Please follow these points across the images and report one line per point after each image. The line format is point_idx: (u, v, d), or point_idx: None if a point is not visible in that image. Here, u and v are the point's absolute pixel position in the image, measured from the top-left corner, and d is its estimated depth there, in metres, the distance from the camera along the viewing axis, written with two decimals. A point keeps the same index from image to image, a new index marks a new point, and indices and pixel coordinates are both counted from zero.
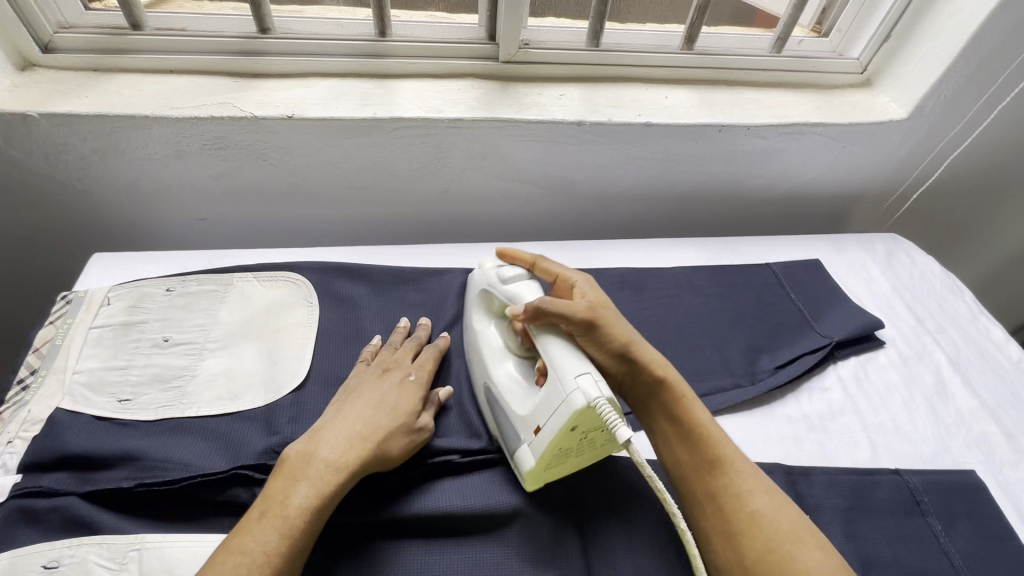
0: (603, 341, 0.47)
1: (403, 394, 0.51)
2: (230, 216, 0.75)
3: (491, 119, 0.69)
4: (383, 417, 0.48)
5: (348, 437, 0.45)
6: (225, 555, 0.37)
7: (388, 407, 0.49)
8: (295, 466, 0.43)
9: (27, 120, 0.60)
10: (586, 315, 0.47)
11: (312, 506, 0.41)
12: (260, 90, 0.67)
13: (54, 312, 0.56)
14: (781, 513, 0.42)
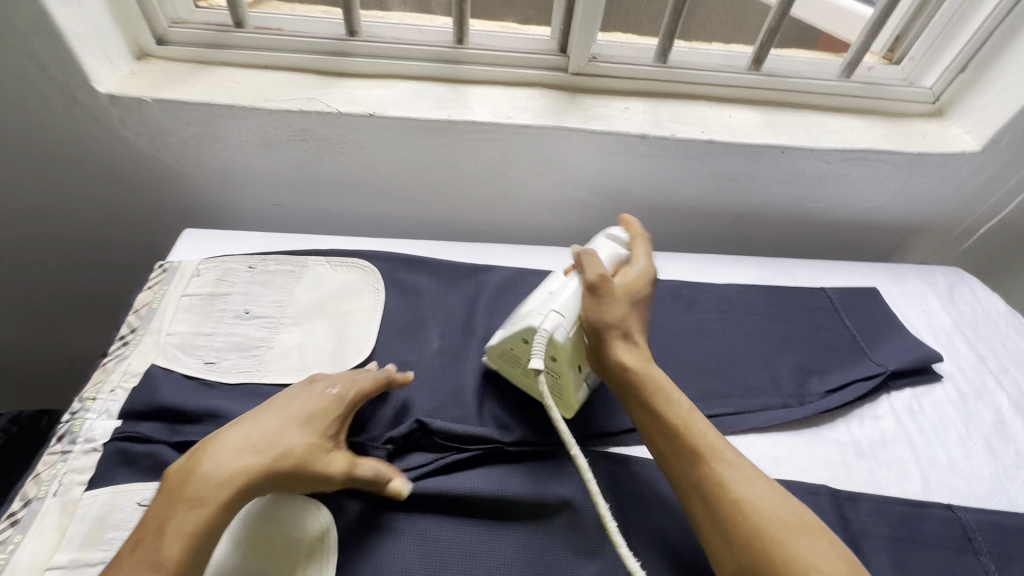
0: (602, 316, 0.51)
1: (318, 414, 0.48)
2: (305, 204, 0.80)
3: (557, 128, 0.72)
4: (285, 437, 0.45)
5: (243, 454, 0.44)
6: None
7: (296, 429, 0.46)
8: (175, 485, 0.42)
9: (141, 104, 0.66)
10: (597, 286, 0.52)
11: (187, 534, 0.40)
12: (345, 89, 0.72)
13: (152, 279, 0.61)
14: (766, 496, 0.43)
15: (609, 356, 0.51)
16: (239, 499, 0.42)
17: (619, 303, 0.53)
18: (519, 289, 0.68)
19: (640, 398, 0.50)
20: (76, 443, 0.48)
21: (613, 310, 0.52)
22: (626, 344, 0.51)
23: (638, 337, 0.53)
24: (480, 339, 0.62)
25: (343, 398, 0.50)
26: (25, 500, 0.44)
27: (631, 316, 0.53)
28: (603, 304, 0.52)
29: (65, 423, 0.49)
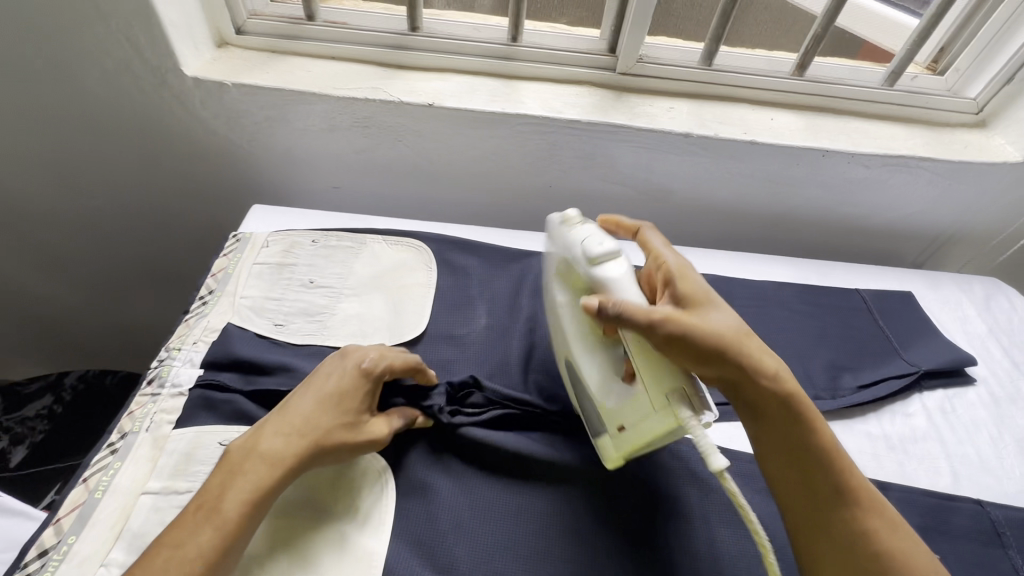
0: (717, 348, 0.44)
1: (355, 391, 0.50)
2: (360, 187, 0.85)
3: (605, 123, 0.75)
4: (324, 415, 0.47)
5: (289, 434, 0.46)
6: (159, 549, 0.39)
7: (334, 407, 0.48)
8: (233, 461, 0.44)
9: (222, 88, 0.72)
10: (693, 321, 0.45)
11: (245, 502, 0.42)
12: (405, 80, 0.77)
13: (227, 247, 0.67)
14: (905, 557, 0.42)
15: (759, 387, 0.45)
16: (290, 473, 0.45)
17: (718, 324, 0.46)
18: None
19: (779, 404, 0.45)
20: (164, 386, 0.53)
21: (721, 334, 0.45)
22: (749, 359, 0.45)
23: (751, 340, 0.47)
24: (525, 318, 0.66)
25: (374, 372, 0.51)
26: (122, 432, 0.50)
27: (734, 327, 0.46)
28: (712, 336, 0.44)
29: (154, 369, 0.55)
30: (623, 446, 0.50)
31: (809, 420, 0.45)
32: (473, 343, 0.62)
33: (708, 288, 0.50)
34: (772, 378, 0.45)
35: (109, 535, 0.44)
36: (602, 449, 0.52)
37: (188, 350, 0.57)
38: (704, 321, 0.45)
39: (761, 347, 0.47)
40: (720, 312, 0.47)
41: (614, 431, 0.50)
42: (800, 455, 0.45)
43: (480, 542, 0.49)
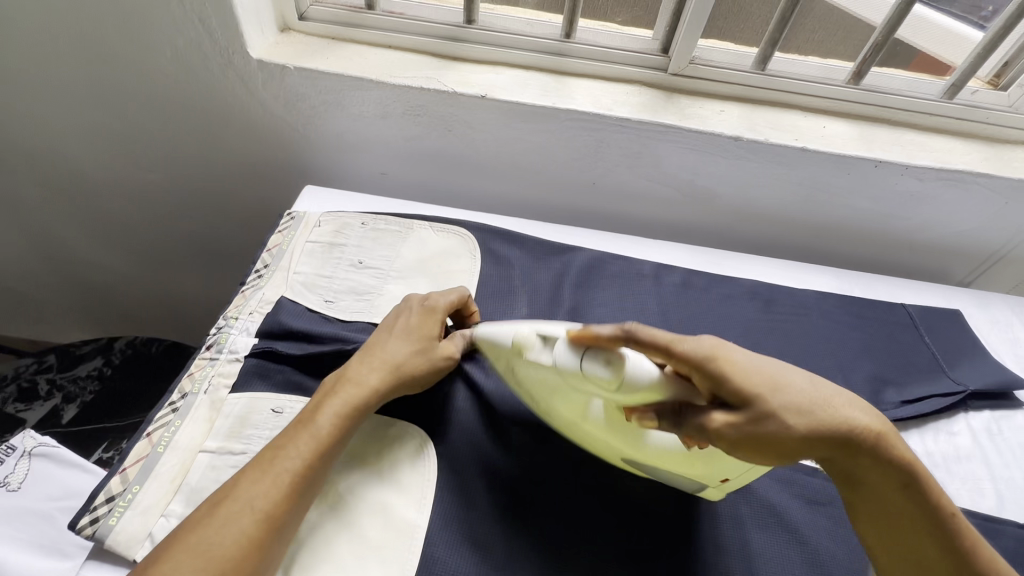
0: (798, 442, 0.41)
1: (424, 325, 0.55)
2: (406, 174, 0.87)
3: (655, 123, 0.75)
4: (399, 345, 0.53)
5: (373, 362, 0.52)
6: (269, 453, 0.45)
7: (408, 338, 0.53)
8: (328, 387, 0.50)
9: (283, 71, 0.74)
10: (758, 421, 0.41)
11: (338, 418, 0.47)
12: (459, 72, 0.78)
13: (281, 224, 0.69)
14: None
15: (874, 464, 0.42)
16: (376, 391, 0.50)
17: (788, 411, 0.41)
18: (604, 270, 0.72)
19: (878, 467, 0.42)
20: (221, 353, 0.56)
21: (795, 424, 0.41)
22: (836, 437, 0.41)
23: (830, 410, 0.42)
24: (566, 311, 0.67)
25: (437, 308, 0.56)
26: (182, 393, 0.53)
27: (808, 404, 0.42)
28: (785, 430, 0.41)
29: (213, 335, 0.58)
30: (728, 488, 0.51)
31: (913, 471, 0.42)
32: None
33: (762, 361, 0.43)
34: (867, 445, 0.41)
35: (169, 488, 0.48)
36: (704, 496, 0.53)
37: (245, 319, 0.59)
38: (772, 416, 0.41)
39: (844, 410, 0.42)
40: (785, 394, 0.42)
41: (715, 482, 0.50)
42: (901, 504, 0.43)
43: (516, 522, 0.50)
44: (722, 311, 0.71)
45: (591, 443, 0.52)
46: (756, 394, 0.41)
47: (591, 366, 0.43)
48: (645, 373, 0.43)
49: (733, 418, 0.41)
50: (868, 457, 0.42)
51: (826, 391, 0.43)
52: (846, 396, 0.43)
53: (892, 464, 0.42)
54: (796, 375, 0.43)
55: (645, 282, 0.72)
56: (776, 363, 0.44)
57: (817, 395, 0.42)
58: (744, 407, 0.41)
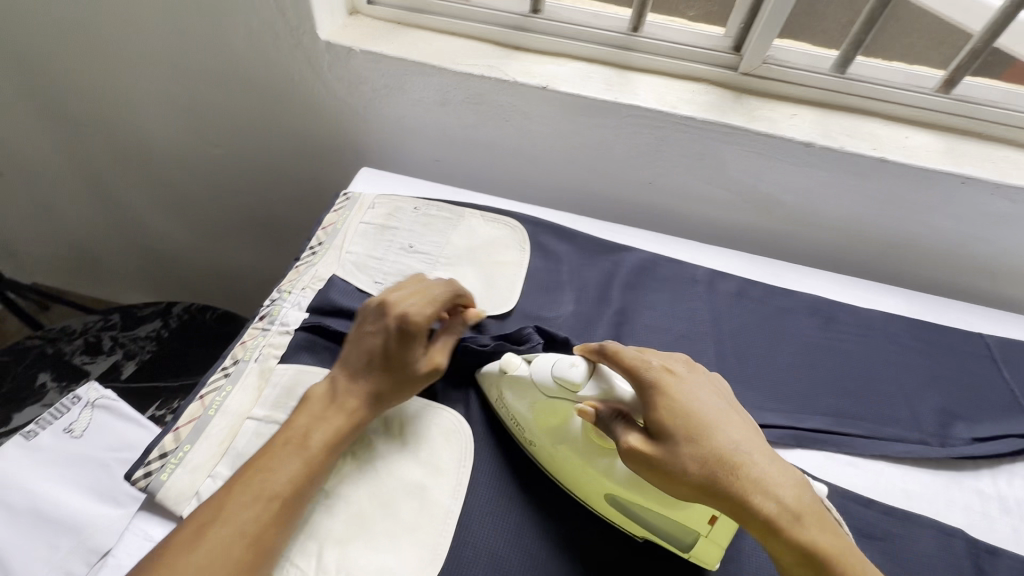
0: (696, 487, 0.41)
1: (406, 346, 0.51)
2: (460, 162, 0.87)
3: (721, 124, 0.72)
4: (390, 365, 0.51)
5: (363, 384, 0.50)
6: (252, 473, 0.44)
7: (398, 358, 0.51)
8: (316, 408, 0.49)
9: (350, 54, 0.75)
10: (662, 453, 0.42)
11: (327, 446, 0.47)
12: (521, 61, 0.77)
13: (337, 204, 0.71)
14: None
15: (776, 538, 0.40)
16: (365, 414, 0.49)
17: (693, 456, 0.42)
18: (654, 273, 0.70)
19: (773, 541, 0.41)
20: (273, 324, 0.58)
21: (694, 470, 0.42)
22: (734, 496, 0.41)
23: (738, 470, 0.41)
24: (613, 312, 0.65)
25: (420, 328, 0.51)
26: (234, 359, 0.55)
27: (715, 458, 0.42)
28: (686, 471, 0.42)
29: (266, 307, 0.60)
30: (719, 540, 0.45)
31: (816, 554, 0.40)
32: (561, 327, 0.62)
33: (697, 404, 0.45)
34: (765, 517, 0.40)
35: (217, 450, 0.49)
36: (698, 556, 0.47)
37: (297, 294, 0.61)
38: (676, 454, 0.42)
39: (753, 476, 0.41)
40: (698, 441, 0.42)
41: (703, 529, 0.45)
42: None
43: (549, 520, 0.49)
44: (778, 325, 0.67)
45: (572, 478, 0.50)
46: (672, 429, 0.43)
47: (559, 370, 0.47)
48: (609, 382, 0.47)
49: (644, 445, 0.43)
50: (763, 528, 0.41)
51: (746, 453, 0.42)
52: (770, 467, 0.42)
53: (790, 543, 0.40)
54: (726, 431, 0.44)
55: (697, 288, 0.69)
56: (712, 412, 0.45)
57: (732, 453, 0.42)
58: (661, 438, 0.43)
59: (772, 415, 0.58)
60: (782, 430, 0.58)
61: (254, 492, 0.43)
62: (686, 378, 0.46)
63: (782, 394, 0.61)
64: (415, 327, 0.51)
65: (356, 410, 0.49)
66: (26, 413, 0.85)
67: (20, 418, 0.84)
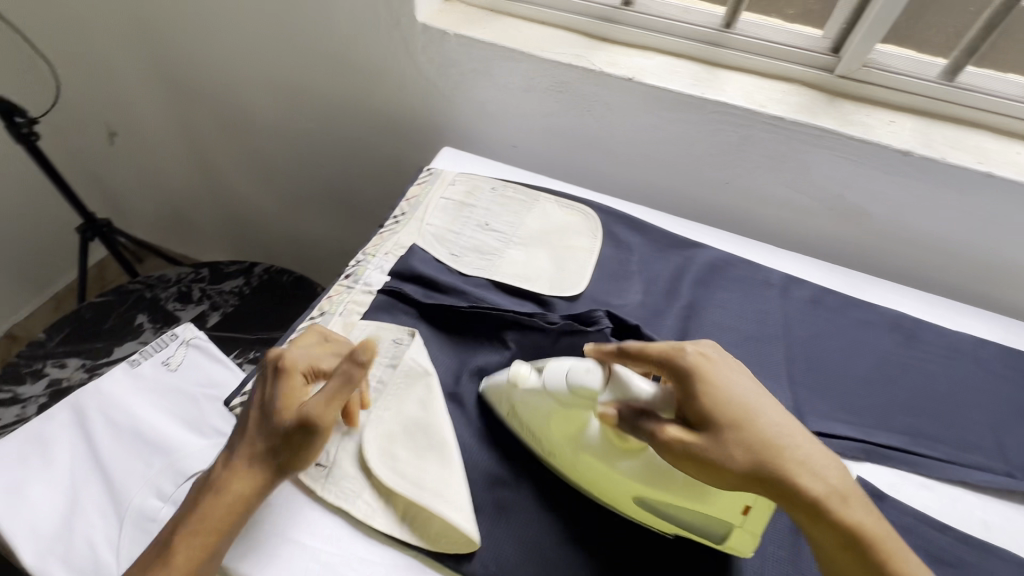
0: (742, 474, 0.41)
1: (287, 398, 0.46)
2: (536, 149, 0.88)
3: (811, 126, 0.70)
4: (266, 421, 0.45)
5: (240, 452, 0.45)
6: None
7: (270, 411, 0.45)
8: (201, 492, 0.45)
9: (443, 37, 0.79)
10: (706, 441, 0.41)
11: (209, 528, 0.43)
12: (608, 53, 0.78)
13: (421, 178, 0.74)
14: None
15: (819, 520, 0.40)
16: (250, 482, 0.44)
17: (739, 442, 0.41)
18: (726, 272, 0.69)
19: (818, 523, 0.40)
20: (357, 283, 0.62)
21: (740, 455, 0.41)
22: (781, 482, 0.40)
23: (783, 453, 0.41)
24: (682, 305, 0.65)
25: (289, 371, 0.46)
26: (321, 311, 0.59)
27: (761, 443, 0.41)
28: (732, 459, 0.41)
29: (352, 267, 0.64)
30: (754, 529, 0.44)
31: (861, 536, 0.39)
32: (629, 314, 0.63)
33: (736, 389, 0.44)
34: (812, 499, 0.40)
35: None
36: (734, 547, 0.46)
37: (380, 258, 0.64)
38: (721, 441, 0.41)
39: (799, 458, 0.41)
40: (743, 427, 0.42)
41: (738, 520, 0.44)
42: (850, 567, 0.40)
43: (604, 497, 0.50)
44: (854, 337, 0.65)
45: (597, 484, 0.49)
46: (716, 416, 0.42)
47: (573, 375, 0.47)
48: (628, 381, 0.46)
49: (685, 434, 0.42)
50: (808, 511, 0.40)
51: (790, 437, 0.42)
52: (812, 448, 0.42)
53: (838, 526, 0.40)
54: (768, 415, 0.43)
55: (770, 291, 0.68)
56: (753, 395, 0.44)
57: (775, 437, 0.42)
58: (705, 426, 0.42)
59: (842, 426, 0.57)
60: (852, 443, 0.56)
61: None
62: (723, 362, 0.45)
63: (855, 407, 0.59)
64: (281, 372, 0.47)
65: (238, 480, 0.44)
66: (125, 348, 0.96)
67: (120, 352, 0.95)
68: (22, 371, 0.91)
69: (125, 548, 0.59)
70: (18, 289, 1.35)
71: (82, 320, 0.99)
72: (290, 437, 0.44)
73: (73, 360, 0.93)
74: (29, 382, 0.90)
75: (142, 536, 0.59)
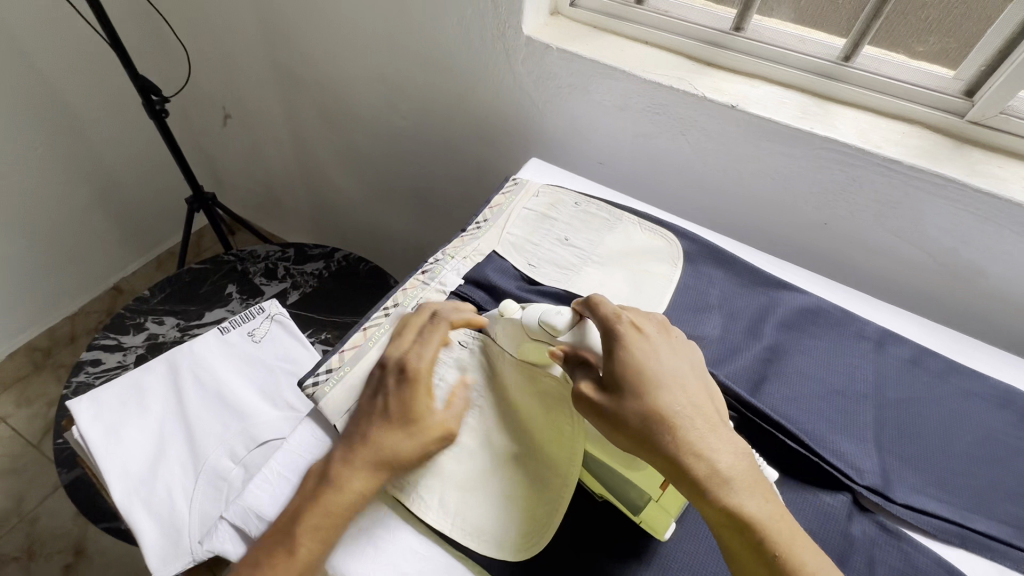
0: (635, 437, 0.42)
1: (406, 407, 0.48)
2: (624, 168, 0.87)
3: (931, 172, 0.65)
4: (412, 431, 0.48)
5: (367, 451, 0.47)
6: None
7: (396, 409, 0.49)
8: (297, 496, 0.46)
9: (546, 50, 0.79)
10: (611, 404, 0.43)
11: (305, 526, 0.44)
12: (712, 78, 0.76)
13: (506, 187, 0.75)
14: None
15: (704, 498, 0.40)
16: (376, 478, 0.46)
17: (638, 411, 0.42)
18: (814, 318, 0.65)
19: (701, 500, 0.41)
20: (433, 281, 0.63)
21: (635, 421, 0.42)
22: (669, 452, 0.41)
23: (677, 428, 0.42)
24: (763, 347, 0.62)
25: (418, 376, 0.50)
26: (395, 301, 0.61)
27: (660, 414, 0.42)
28: (628, 422, 0.42)
29: (430, 264, 0.65)
30: (669, 508, 0.46)
31: (745, 519, 0.40)
32: (705, 348, 0.60)
33: (655, 363, 0.45)
34: (698, 475, 0.40)
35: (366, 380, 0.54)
36: (648, 524, 0.47)
37: (458, 261, 0.66)
38: (622, 404, 0.43)
39: (694, 435, 0.42)
40: (647, 396, 0.43)
41: (655, 493, 0.46)
42: (735, 546, 0.40)
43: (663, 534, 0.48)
44: (956, 406, 0.59)
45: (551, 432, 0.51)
46: (627, 382, 0.43)
47: (545, 315, 0.49)
48: (585, 334, 0.49)
49: (597, 392, 0.44)
50: (692, 489, 0.41)
51: (691, 417, 0.42)
52: (710, 432, 0.42)
53: (718, 505, 0.40)
54: (676, 392, 0.44)
55: (863, 344, 0.63)
56: (670, 373, 0.45)
57: (676, 413, 0.42)
58: (614, 387, 0.44)
59: (935, 504, 0.51)
60: (945, 524, 0.50)
61: None
62: (654, 338, 0.46)
63: (950, 485, 0.53)
64: (410, 376, 0.50)
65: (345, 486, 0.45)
66: (215, 314, 1.03)
67: (210, 317, 1.03)
68: (127, 322, 1.01)
69: (197, 501, 0.63)
70: (129, 247, 1.49)
71: (181, 283, 1.08)
72: (418, 438, 0.48)
73: (170, 318, 1.02)
74: (131, 334, 0.99)
75: (214, 493, 0.64)
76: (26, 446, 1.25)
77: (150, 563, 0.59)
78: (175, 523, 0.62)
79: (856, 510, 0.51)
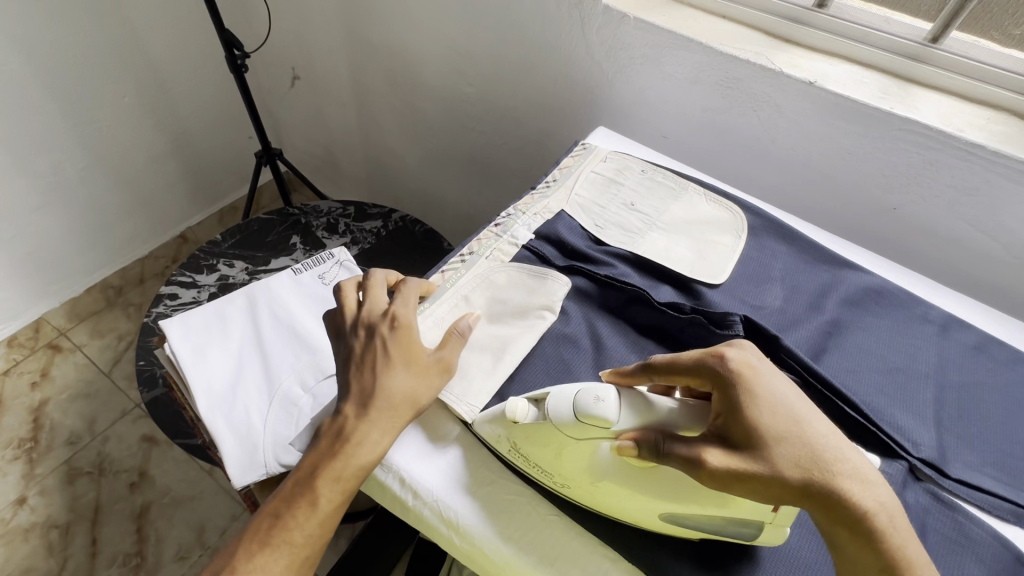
0: (788, 489, 0.39)
1: (404, 349, 0.51)
2: (686, 142, 0.88)
3: (1013, 159, 0.64)
4: (407, 378, 0.50)
5: (378, 407, 0.49)
6: (276, 542, 0.45)
7: (397, 364, 0.50)
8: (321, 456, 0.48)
9: (622, 20, 0.80)
10: (752, 462, 0.39)
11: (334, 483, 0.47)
12: (789, 53, 0.75)
13: (575, 151, 0.77)
14: None
15: (857, 543, 0.39)
16: (389, 425, 0.49)
17: (786, 456, 0.40)
18: (880, 298, 0.65)
19: (863, 547, 0.39)
20: (505, 234, 0.66)
21: (790, 471, 0.39)
22: (827, 493, 0.39)
23: (831, 469, 0.40)
24: (825, 320, 0.62)
25: (409, 324, 0.52)
26: (470, 250, 0.65)
27: (809, 456, 0.40)
28: (781, 474, 0.39)
29: (503, 218, 0.68)
30: (784, 522, 0.43)
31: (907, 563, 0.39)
32: (764, 316, 0.61)
33: (784, 398, 0.42)
34: (862, 518, 0.39)
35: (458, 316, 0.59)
36: (766, 539, 0.45)
37: (528, 217, 0.68)
38: (768, 462, 0.39)
39: (845, 473, 0.40)
40: (789, 438, 0.41)
41: (768, 517, 0.43)
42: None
43: None
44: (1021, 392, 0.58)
45: (617, 507, 0.47)
46: (760, 429, 0.40)
47: (581, 402, 0.44)
48: (648, 408, 0.44)
49: (729, 458, 0.40)
50: (854, 533, 0.39)
51: (839, 449, 0.41)
52: (863, 467, 0.41)
53: (882, 549, 0.39)
54: (815, 425, 0.42)
55: (927, 327, 0.63)
56: (798, 402, 0.42)
57: (824, 451, 0.40)
58: (748, 436, 0.40)
59: (993, 482, 0.52)
60: (1001, 502, 0.51)
61: (279, 549, 0.45)
62: (766, 368, 0.44)
63: (1009, 466, 0.53)
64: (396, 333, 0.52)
65: (363, 435, 0.48)
66: (280, 261, 1.09)
67: (275, 265, 1.09)
68: (201, 263, 1.07)
69: (271, 420, 0.67)
70: (195, 198, 1.57)
71: (250, 230, 1.14)
72: (424, 380, 0.51)
73: (240, 262, 1.09)
74: (204, 274, 1.06)
75: (286, 416, 0.67)
76: (98, 373, 1.35)
77: (229, 469, 0.63)
78: (251, 435, 0.65)
79: (910, 479, 0.52)
